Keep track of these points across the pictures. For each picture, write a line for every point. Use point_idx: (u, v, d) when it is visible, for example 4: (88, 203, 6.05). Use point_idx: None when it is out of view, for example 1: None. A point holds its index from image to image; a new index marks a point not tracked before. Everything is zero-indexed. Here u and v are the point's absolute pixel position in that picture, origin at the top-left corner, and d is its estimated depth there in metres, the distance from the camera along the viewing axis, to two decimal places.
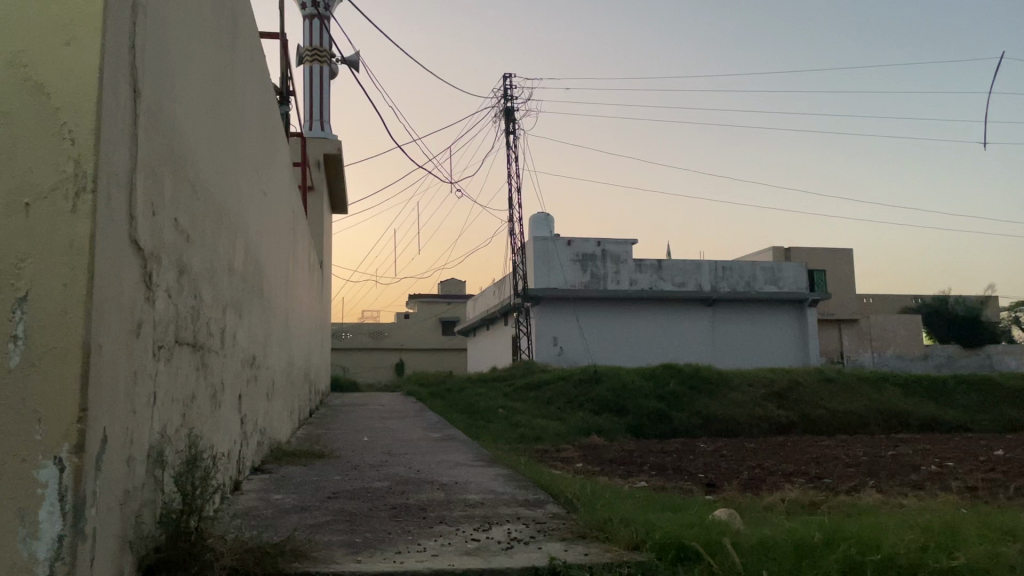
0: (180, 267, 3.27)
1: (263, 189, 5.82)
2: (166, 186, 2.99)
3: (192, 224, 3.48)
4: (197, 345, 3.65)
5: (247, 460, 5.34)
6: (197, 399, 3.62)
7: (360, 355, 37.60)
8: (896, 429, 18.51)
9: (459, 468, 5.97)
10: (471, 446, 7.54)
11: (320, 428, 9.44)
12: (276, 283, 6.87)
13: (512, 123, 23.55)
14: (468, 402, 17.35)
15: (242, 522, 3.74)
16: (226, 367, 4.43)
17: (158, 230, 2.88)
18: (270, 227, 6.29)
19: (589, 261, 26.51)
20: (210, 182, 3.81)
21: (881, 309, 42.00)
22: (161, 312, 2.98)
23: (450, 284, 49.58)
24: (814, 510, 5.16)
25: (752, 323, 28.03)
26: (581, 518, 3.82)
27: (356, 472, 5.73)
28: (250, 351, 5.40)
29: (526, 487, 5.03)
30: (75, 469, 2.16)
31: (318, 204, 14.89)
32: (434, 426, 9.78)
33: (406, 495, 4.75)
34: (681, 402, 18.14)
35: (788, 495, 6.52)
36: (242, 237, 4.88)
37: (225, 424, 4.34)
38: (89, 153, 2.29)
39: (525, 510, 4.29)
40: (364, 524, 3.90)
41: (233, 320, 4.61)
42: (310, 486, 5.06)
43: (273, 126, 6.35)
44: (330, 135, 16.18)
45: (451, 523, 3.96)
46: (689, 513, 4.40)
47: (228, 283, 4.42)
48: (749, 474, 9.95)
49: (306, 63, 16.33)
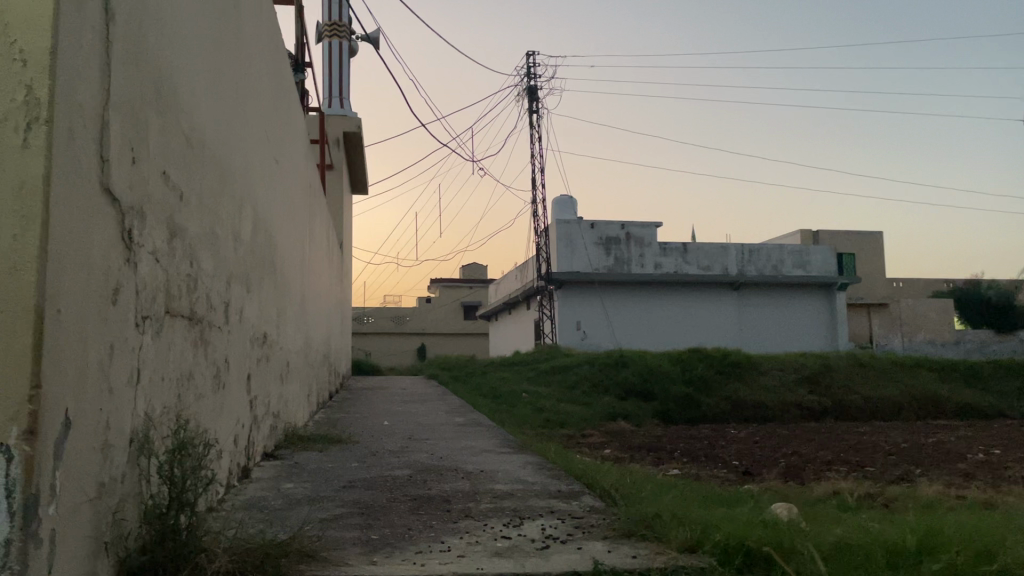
0: (173, 229, 2.89)
1: (274, 157, 5.43)
2: (151, 134, 2.60)
3: (187, 182, 3.09)
4: (195, 318, 3.26)
5: (258, 446, 4.99)
6: (194, 378, 3.24)
7: (382, 339, 37.41)
8: (932, 416, 17.92)
9: (484, 456, 5.57)
10: (496, 432, 7.14)
11: (340, 412, 9.12)
12: (290, 261, 6.44)
13: (536, 103, 23.00)
14: (491, 387, 16.99)
15: (249, 517, 3.37)
16: (232, 345, 4.05)
17: (141, 180, 2.49)
18: (282, 200, 5.88)
19: (612, 244, 25.99)
20: (208, 134, 3.41)
21: (911, 294, 41.07)
22: (146, 277, 2.59)
23: (472, 268, 49.28)
24: (870, 505, 4.71)
25: (779, 308, 27.39)
26: (624, 514, 3.42)
27: (375, 459, 5.34)
28: (261, 329, 5.01)
29: (559, 477, 4.62)
30: (25, 461, 1.76)
31: (337, 183, 14.49)
32: (457, 411, 9.42)
33: (428, 485, 4.35)
34: (709, 387, 17.64)
35: (835, 485, 6.10)
36: (249, 204, 4.47)
37: (229, 406, 3.96)
38: (44, 76, 1.88)
39: (560, 502, 3.88)
40: (381, 519, 3.50)
41: (239, 295, 4.23)
42: (325, 474, 4.68)
43: (286, 92, 5.96)
44: (350, 113, 15.75)
45: (477, 518, 3.55)
46: (744, 508, 3.99)
47: (233, 252, 4.02)
48: (787, 462, 9.46)
49: (325, 40, 15.86)
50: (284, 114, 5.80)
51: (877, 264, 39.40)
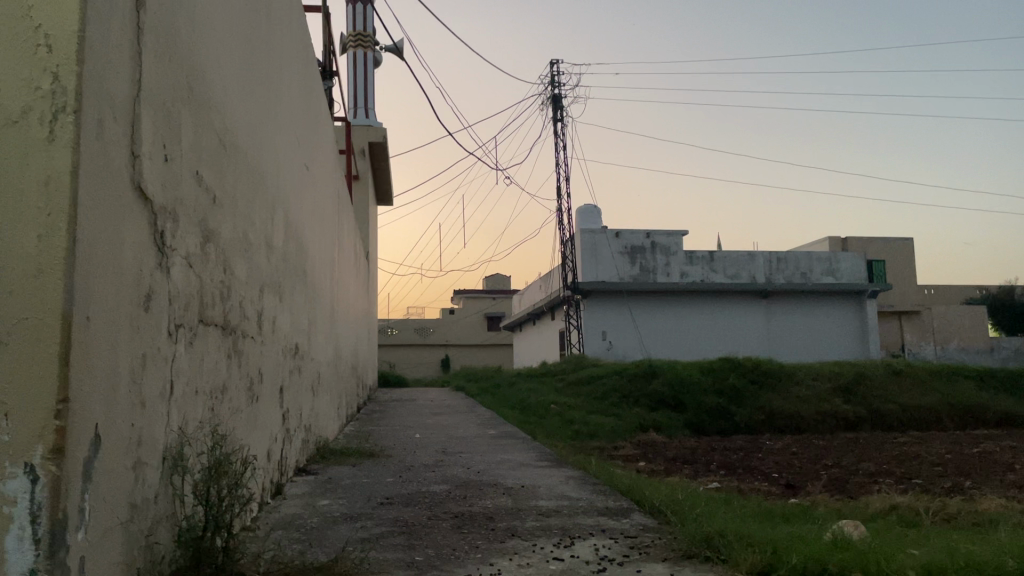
0: (206, 233, 2.74)
1: (305, 163, 5.29)
2: (184, 131, 2.45)
3: (221, 184, 2.95)
4: (228, 327, 3.10)
5: (291, 461, 4.82)
6: (228, 392, 3.08)
7: (407, 351, 37.34)
8: (972, 425, 17.43)
9: (523, 470, 5.37)
10: (532, 444, 6.93)
11: (370, 424, 8.97)
12: (320, 271, 6.30)
13: (560, 111, 22.82)
14: (519, 398, 16.76)
15: (286, 538, 3.21)
16: (265, 355, 3.89)
17: (174, 178, 2.34)
18: (313, 209, 5.74)
19: (638, 253, 25.71)
20: (241, 136, 3.26)
21: (943, 300, 40.26)
22: (179, 283, 2.43)
23: (496, 280, 49.15)
24: (932, 522, 4.47)
25: (809, 316, 26.94)
26: (681, 535, 3.22)
27: (411, 474, 5.16)
28: (293, 340, 4.87)
29: (605, 492, 4.41)
30: (51, 482, 1.60)
31: (363, 194, 14.40)
32: (489, 423, 9.22)
33: (468, 501, 4.16)
34: (741, 397, 17.29)
35: (889, 500, 5.82)
36: (281, 209, 4.33)
37: (263, 420, 3.81)
38: (71, 63, 1.72)
39: (610, 520, 3.68)
40: (424, 538, 3.32)
41: (272, 304, 4.07)
42: (361, 490, 4.51)
43: (316, 98, 5.83)
44: (376, 123, 15.68)
45: (525, 537, 3.35)
46: (804, 525, 3.77)
47: (265, 259, 3.88)
48: (830, 475, 9.15)
49: (351, 51, 15.80)
50: (314, 119, 5.66)
51: (907, 270, 38.71)
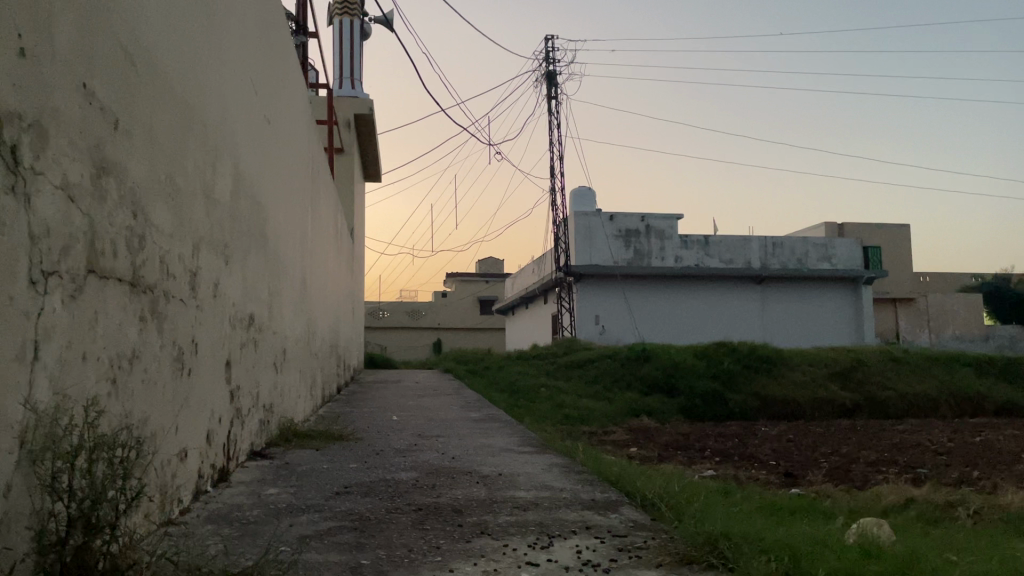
0: (103, 163, 2.24)
1: (264, 113, 4.75)
2: (57, 28, 1.94)
3: (128, 107, 2.44)
4: (141, 285, 2.59)
5: (243, 444, 4.32)
6: (141, 359, 2.58)
7: (397, 333, 36.83)
8: (970, 414, 17.05)
9: (502, 456, 4.87)
10: (515, 428, 6.46)
11: (346, 406, 8.51)
12: (286, 239, 5.78)
13: (554, 88, 22.20)
14: (509, 381, 16.30)
15: (213, 535, 2.72)
16: (203, 323, 3.39)
17: (36, 78, 1.83)
18: (275, 165, 5.20)
19: (632, 236, 25.17)
20: (163, 61, 2.75)
21: (939, 287, 39.84)
22: (50, 217, 1.92)
23: (489, 264, 48.67)
24: (953, 521, 4.03)
25: (804, 302, 26.51)
26: (680, 535, 2.74)
27: (378, 459, 4.66)
28: (246, 310, 4.35)
29: (591, 482, 3.93)
30: None
31: (347, 168, 13.83)
32: (473, 405, 8.76)
33: (435, 492, 3.65)
34: (736, 382, 16.84)
35: (901, 492, 5.38)
36: (228, 156, 3.80)
37: (199, 397, 3.32)
38: None
39: (595, 515, 3.20)
40: (377, 536, 2.82)
41: (213, 266, 3.56)
42: (318, 477, 4.01)
43: (280, 44, 5.29)
44: (362, 94, 15.06)
45: (496, 536, 2.86)
46: (819, 525, 3.31)
47: (203, 213, 3.37)
48: (830, 463, 8.73)
49: (336, 19, 15.24)
50: (276, 64, 5.12)
51: (903, 258, 38.27)
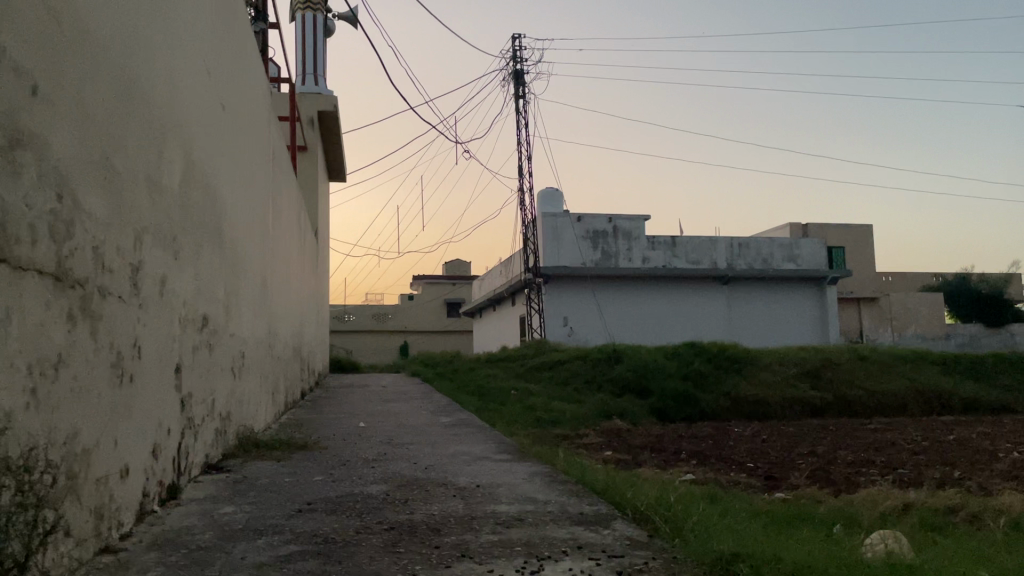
0: (14, 133, 1.89)
1: (220, 98, 4.39)
2: None
3: (50, 72, 2.08)
4: (69, 280, 2.25)
5: (196, 457, 3.97)
6: (70, 366, 2.23)
7: (363, 337, 36.29)
8: (938, 411, 17.12)
9: (479, 464, 4.57)
10: (490, 433, 6.15)
11: (311, 412, 8.12)
12: (244, 236, 5.41)
13: (522, 87, 21.89)
14: (479, 384, 15.97)
15: (156, 564, 2.38)
16: (147, 324, 3.03)
17: None
18: (232, 156, 4.83)
19: (600, 237, 24.98)
20: (96, 29, 2.42)
21: (901, 287, 40.31)
22: None
23: (455, 266, 48.28)
24: (953, 528, 3.81)
25: (770, 302, 26.57)
26: (687, 556, 2.45)
27: (345, 470, 4.32)
28: (199, 311, 3.99)
29: (577, 493, 3.63)
30: None
31: (310, 166, 13.40)
32: (443, 409, 8.43)
33: (409, 508, 3.33)
34: (707, 382, 16.69)
35: (889, 495, 5.18)
36: (176, 140, 3.45)
37: (144, 406, 2.97)
38: None
39: (586, 532, 2.90)
40: (346, 562, 2.50)
41: (160, 260, 3.22)
42: (280, 492, 3.67)
43: (237, 23, 4.91)
44: (326, 91, 14.63)
45: (479, 559, 2.55)
46: (826, 538, 3.06)
47: (147, 201, 3.01)
48: (807, 464, 8.56)
49: (299, 14, 14.81)
50: (233, 46, 4.75)
51: (866, 257, 38.66)
